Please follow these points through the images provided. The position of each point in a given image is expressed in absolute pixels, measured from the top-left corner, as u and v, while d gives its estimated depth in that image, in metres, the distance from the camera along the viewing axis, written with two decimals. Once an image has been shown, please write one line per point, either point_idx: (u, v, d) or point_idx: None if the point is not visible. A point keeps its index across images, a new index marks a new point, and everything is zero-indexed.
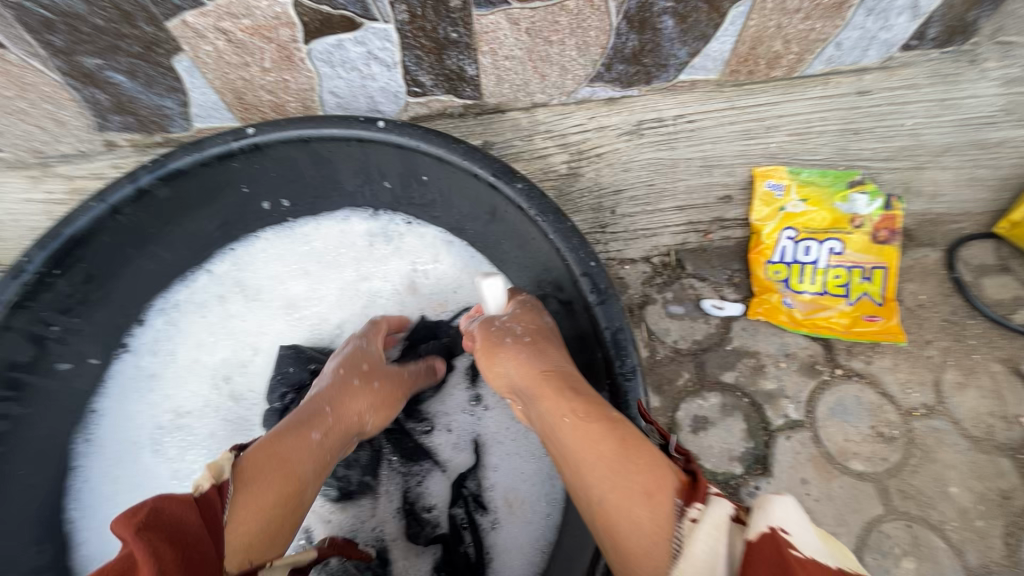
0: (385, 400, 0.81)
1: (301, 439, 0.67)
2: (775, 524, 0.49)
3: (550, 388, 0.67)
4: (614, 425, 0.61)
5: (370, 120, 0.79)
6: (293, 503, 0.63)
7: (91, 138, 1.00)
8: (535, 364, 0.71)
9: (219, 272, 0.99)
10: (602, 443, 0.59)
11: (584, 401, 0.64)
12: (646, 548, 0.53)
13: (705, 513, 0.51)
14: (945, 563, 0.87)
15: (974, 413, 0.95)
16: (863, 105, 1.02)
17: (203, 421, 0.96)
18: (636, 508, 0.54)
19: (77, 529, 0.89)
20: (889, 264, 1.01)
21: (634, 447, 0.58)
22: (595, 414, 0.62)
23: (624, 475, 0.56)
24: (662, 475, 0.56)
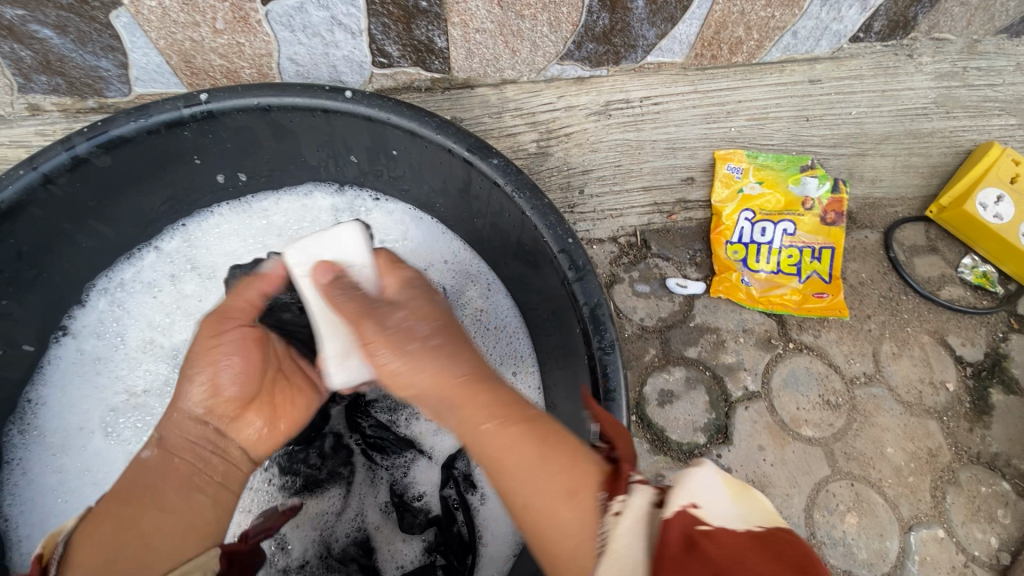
0: (211, 374, 0.64)
1: (130, 470, 0.61)
2: (686, 501, 0.44)
3: (466, 387, 0.55)
4: (534, 422, 0.53)
5: (337, 90, 0.76)
6: (151, 517, 0.55)
7: (11, 100, 0.90)
8: (455, 343, 0.60)
9: (169, 250, 0.92)
10: (521, 445, 0.50)
11: (501, 399, 0.54)
12: (574, 552, 0.46)
13: (626, 504, 0.46)
14: (882, 516, 0.95)
15: (906, 379, 1.04)
16: (813, 93, 1.08)
17: (166, 402, 0.87)
18: (560, 510, 0.47)
19: (16, 526, 0.79)
20: (836, 244, 1.08)
21: (555, 448, 0.51)
22: (518, 414, 0.53)
23: (545, 476, 0.49)
24: (586, 470, 0.49)
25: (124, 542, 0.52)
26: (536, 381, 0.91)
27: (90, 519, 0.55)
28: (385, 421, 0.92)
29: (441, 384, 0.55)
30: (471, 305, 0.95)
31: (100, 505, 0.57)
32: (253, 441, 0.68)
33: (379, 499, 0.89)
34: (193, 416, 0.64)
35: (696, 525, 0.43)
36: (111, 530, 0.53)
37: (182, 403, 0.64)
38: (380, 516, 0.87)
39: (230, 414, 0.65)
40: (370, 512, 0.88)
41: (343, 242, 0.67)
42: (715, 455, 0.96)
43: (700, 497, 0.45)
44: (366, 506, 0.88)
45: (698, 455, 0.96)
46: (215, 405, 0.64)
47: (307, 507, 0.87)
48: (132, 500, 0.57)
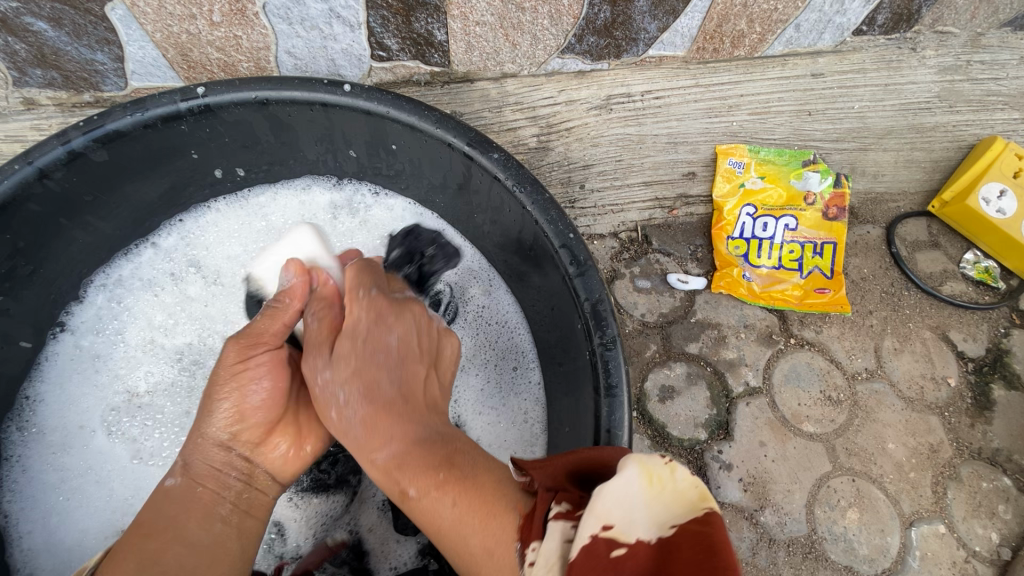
0: (239, 399, 0.61)
1: (153, 499, 0.59)
2: (594, 527, 0.40)
3: (375, 439, 0.52)
4: (444, 476, 0.49)
5: (335, 84, 0.75)
6: (174, 552, 0.54)
7: (6, 94, 0.89)
8: (378, 388, 0.53)
9: (166, 246, 0.92)
10: (437, 504, 0.48)
11: (415, 448, 0.51)
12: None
13: (538, 552, 0.42)
14: (883, 511, 0.95)
15: (908, 375, 1.04)
16: (816, 87, 1.08)
17: (174, 401, 0.87)
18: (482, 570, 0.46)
19: (15, 522, 0.79)
20: (838, 239, 1.07)
21: (471, 503, 0.48)
22: (429, 471, 0.49)
23: (462, 536, 0.47)
24: (499, 519, 0.47)
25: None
26: (537, 378, 0.90)
27: (113, 555, 0.54)
28: None
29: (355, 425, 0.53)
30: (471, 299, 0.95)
31: (122, 540, 0.56)
32: (281, 464, 0.65)
33: (378, 497, 0.88)
34: (219, 442, 0.61)
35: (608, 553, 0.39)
36: (134, 564, 0.52)
37: (209, 429, 0.61)
38: (378, 515, 0.87)
39: (255, 440, 0.63)
40: (368, 511, 0.87)
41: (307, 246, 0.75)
42: (716, 451, 0.95)
43: (610, 516, 0.40)
44: (365, 504, 0.87)
45: (699, 451, 0.95)
46: (240, 431, 0.62)
47: (309, 500, 0.86)
48: (154, 535, 0.55)
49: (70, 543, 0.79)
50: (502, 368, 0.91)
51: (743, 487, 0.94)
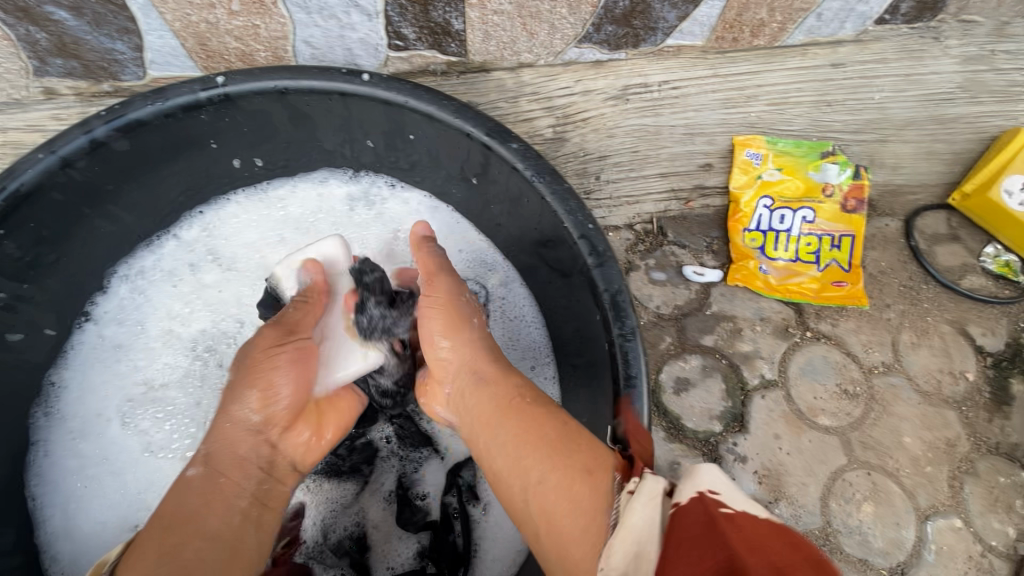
0: (267, 382, 0.69)
1: (175, 489, 0.63)
2: (703, 488, 0.48)
3: (503, 376, 0.69)
4: (556, 414, 0.64)
5: (354, 73, 0.75)
6: (196, 544, 0.57)
7: (28, 84, 0.89)
8: (489, 355, 0.72)
9: (188, 238, 0.92)
10: (545, 427, 0.61)
11: (531, 390, 0.68)
12: (584, 528, 0.52)
13: (640, 484, 0.51)
14: (899, 505, 0.95)
15: (925, 369, 1.03)
16: (835, 77, 1.06)
17: (185, 392, 0.89)
18: (577, 486, 0.55)
19: (40, 505, 0.80)
20: (856, 232, 1.06)
21: (574, 435, 0.61)
22: (542, 407, 0.65)
23: (565, 457, 0.58)
24: (601, 456, 0.58)
25: (171, 565, 0.54)
26: (553, 373, 0.90)
27: (133, 547, 0.57)
28: (408, 412, 0.89)
29: (478, 375, 0.70)
30: (485, 288, 0.94)
31: (142, 534, 0.58)
32: (302, 450, 0.72)
33: (384, 489, 0.88)
34: (248, 426, 0.68)
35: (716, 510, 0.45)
36: (156, 552, 0.55)
37: (238, 412, 0.68)
38: (383, 507, 0.86)
39: (283, 424, 0.70)
40: (374, 504, 0.86)
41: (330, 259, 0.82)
42: (731, 444, 0.95)
43: (718, 487, 0.48)
44: (372, 495, 0.87)
45: (714, 443, 0.95)
46: (272, 413, 0.69)
47: (320, 485, 0.86)
48: (178, 526, 0.59)
49: (89, 530, 0.81)
50: (519, 367, 0.92)
51: (758, 479, 0.94)
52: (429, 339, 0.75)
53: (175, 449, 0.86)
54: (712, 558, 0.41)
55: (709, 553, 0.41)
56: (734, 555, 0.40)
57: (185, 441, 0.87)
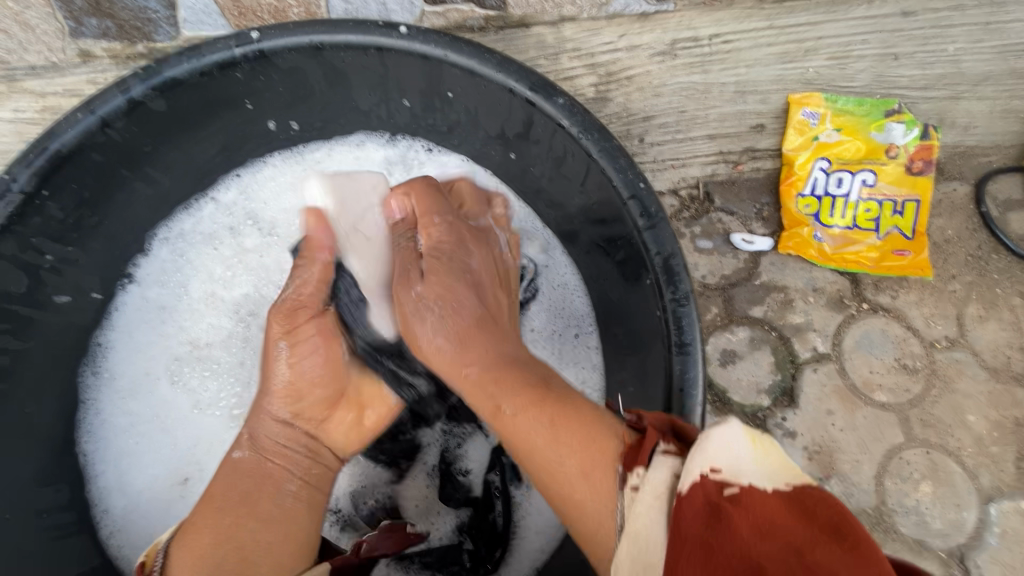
0: (294, 385, 0.63)
1: (224, 470, 0.61)
2: (708, 466, 0.41)
3: (481, 382, 0.55)
4: (540, 399, 0.51)
5: (391, 26, 0.71)
6: (250, 528, 0.56)
7: (65, 46, 0.88)
8: (459, 361, 0.57)
9: (226, 201, 0.92)
10: (528, 427, 0.49)
11: (508, 380, 0.53)
12: (594, 533, 0.45)
13: (645, 478, 0.43)
14: (960, 485, 0.90)
15: (993, 344, 0.97)
16: (906, 27, 0.99)
17: (230, 352, 0.89)
18: (577, 491, 0.46)
19: (91, 462, 0.81)
20: (922, 196, 0.99)
21: (565, 424, 0.49)
22: (527, 394, 0.51)
23: (558, 461, 0.47)
24: (601, 447, 0.47)
25: (226, 551, 0.54)
26: (596, 343, 0.87)
27: (185, 524, 0.57)
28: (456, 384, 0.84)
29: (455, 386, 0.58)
30: (529, 259, 0.90)
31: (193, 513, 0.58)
32: (344, 435, 0.68)
33: (426, 463, 0.84)
34: (279, 423, 0.63)
35: (721, 491, 0.40)
36: (211, 535, 0.55)
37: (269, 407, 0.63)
38: (424, 483, 0.83)
39: (321, 415, 0.65)
40: (414, 480, 0.83)
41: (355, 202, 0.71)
42: (780, 419, 0.91)
43: (719, 458, 0.42)
44: (414, 469, 0.84)
45: (762, 418, 0.92)
46: (303, 407, 0.63)
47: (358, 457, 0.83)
48: (231, 508, 0.57)
49: (141, 484, 0.82)
50: (562, 337, 0.89)
51: (808, 455, 0.91)
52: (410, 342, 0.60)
53: (223, 406, 0.87)
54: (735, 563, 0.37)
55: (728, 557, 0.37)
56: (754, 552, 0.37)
57: (231, 400, 0.87)
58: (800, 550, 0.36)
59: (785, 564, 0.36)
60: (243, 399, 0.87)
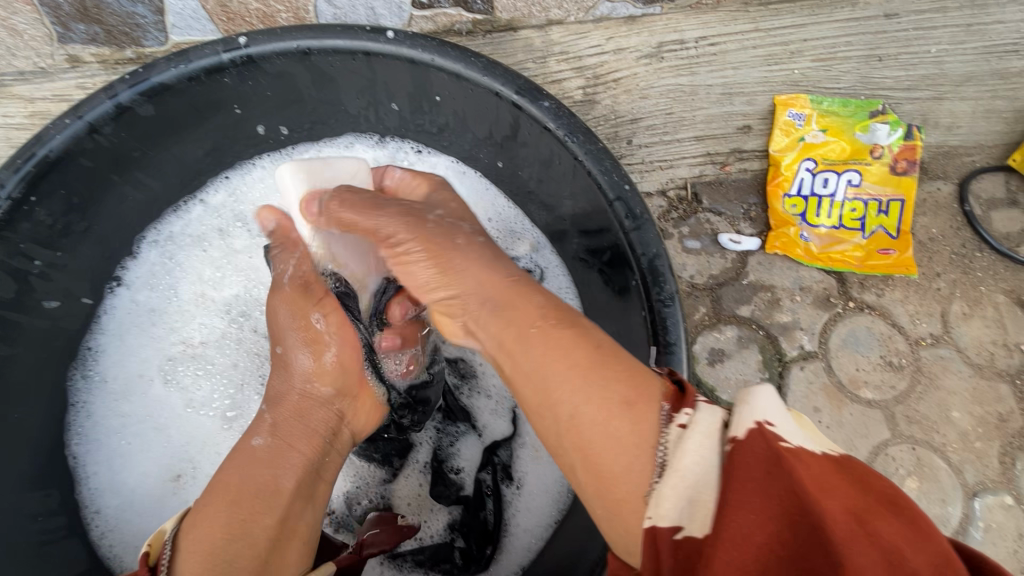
0: (326, 359, 0.69)
1: (241, 459, 0.60)
2: (761, 417, 0.39)
3: (519, 295, 0.51)
4: (587, 330, 0.48)
5: (379, 31, 0.72)
6: (264, 523, 0.55)
7: (52, 52, 0.89)
8: (494, 271, 0.53)
9: (214, 203, 0.92)
10: (575, 350, 0.46)
11: (553, 303, 0.50)
12: (626, 467, 0.41)
13: (694, 418, 0.41)
14: (945, 481, 0.91)
15: (977, 341, 0.98)
16: (889, 29, 1.01)
17: (223, 354, 0.90)
18: (616, 420, 0.42)
19: (82, 463, 0.81)
20: (906, 196, 1.00)
21: (610, 355, 0.46)
22: (571, 321, 0.49)
23: (601, 386, 0.44)
24: (644, 383, 0.45)
25: (236, 545, 0.52)
26: None
27: (193, 514, 0.55)
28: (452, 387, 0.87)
29: (488, 302, 0.51)
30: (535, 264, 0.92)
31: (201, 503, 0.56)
32: (361, 421, 0.73)
33: (419, 461, 0.85)
34: (319, 399, 0.68)
35: (777, 444, 0.38)
36: (221, 528, 0.53)
37: (298, 381, 0.68)
38: (417, 482, 0.84)
39: (352, 395, 0.71)
40: (408, 478, 0.85)
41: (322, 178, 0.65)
42: None
43: (769, 414, 0.40)
44: (407, 468, 0.85)
45: None
46: (340, 385, 0.69)
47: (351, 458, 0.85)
48: (243, 500, 0.56)
49: (132, 483, 0.83)
50: None
51: None
52: (418, 281, 0.56)
53: (217, 407, 0.88)
54: (789, 516, 0.35)
55: (784, 510, 0.35)
56: (815, 507, 0.34)
57: (224, 401, 0.88)
58: (862, 518, 0.34)
59: (851, 529, 0.33)
60: (235, 400, 0.88)
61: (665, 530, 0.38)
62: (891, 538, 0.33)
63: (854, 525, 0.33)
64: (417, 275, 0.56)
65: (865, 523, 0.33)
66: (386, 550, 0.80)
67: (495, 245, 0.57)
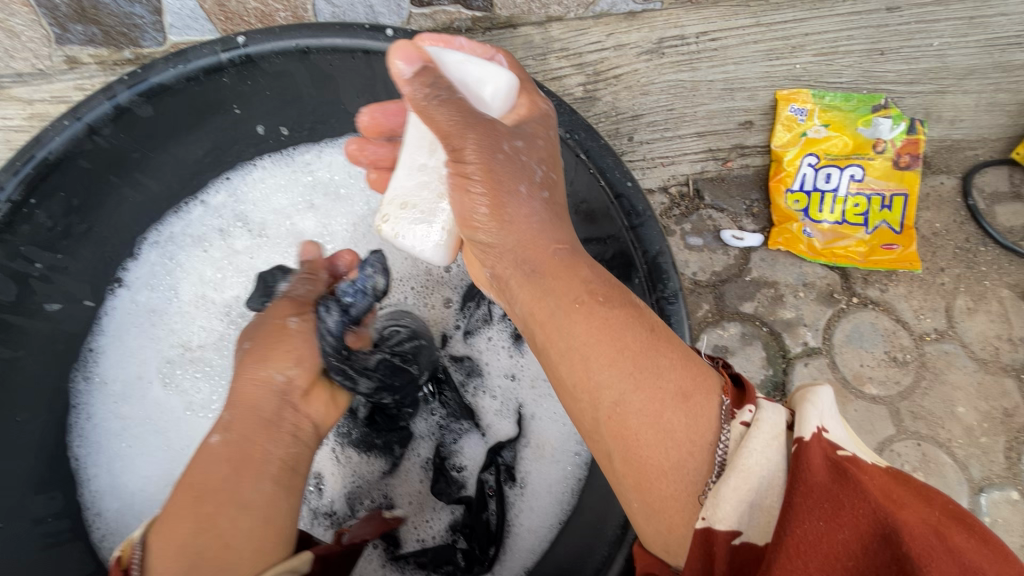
0: (290, 345, 0.61)
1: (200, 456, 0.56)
2: (822, 424, 0.40)
3: (566, 269, 0.52)
4: (639, 314, 0.49)
5: (377, 29, 0.71)
6: (228, 514, 0.51)
7: (50, 53, 0.88)
8: (544, 237, 0.54)
9: (214, 204, 0.92)
10: (627, 333, 0.47)
11: (601, 280, 0.52)
12: (672, 456, 0.43)
13: (757, 416, 0.42)
14: (950, 476, 0.91)
15: (982, 336, 0.97)
16: (890, 22, 1.00)
17: (221, 355, 0.90)
18: (669, 411, 0.44)
19: (83, 466, 0.81)
20: (910, 190, 0.99)
21: (662, 343, 0.47)
22: (622, 304, 0.50)
23: (654, 374, 0.45)
24: (701, 375, 0.46)
25: (203, 540, 0.50)
26: None
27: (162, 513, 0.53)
28: (458, 383, 0.87)
29: (528, 266, 0.53)
30: None
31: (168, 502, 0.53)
32: (322, 415, 0.64)
33: (422, 458, 0.86)
34: (273, 387, 0.59)
35: (836, 452, 0.38)
36: (187, 523, 0.50)
37: (261, 372, 0.60)
38: (418, 478, 0.84)
39: (305, 386, 0.62)
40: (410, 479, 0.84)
41: (407, 146, 0.62)
42: None
43: (826, 419, 0.40)
44: (408, 465, 0.85)
45: None
46: (294, 374, 0.61)
47: (351, 456, 0.85)
48: (205, 494, 0.52)
49: (134, 486, 0.82)
50: None
51: None
52: (467, 212, 0.56)
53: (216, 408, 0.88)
54: (860, 525, 0.35)
55: (858, 519, 0.35)
56: (890, 519, 0.35)
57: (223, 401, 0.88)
58: (938, 531, 0.34)
59: (926, 542, 0.33)
60: None
61: (722, 534, 0.39)
62: (966, 552, 0.33)
63: (930, 536, 0.34)
64: (469, 207, 0.56)
65: (941, 537, 0.34)
66: (388, 553, 0.80)
67: (554, 209, 0.58)
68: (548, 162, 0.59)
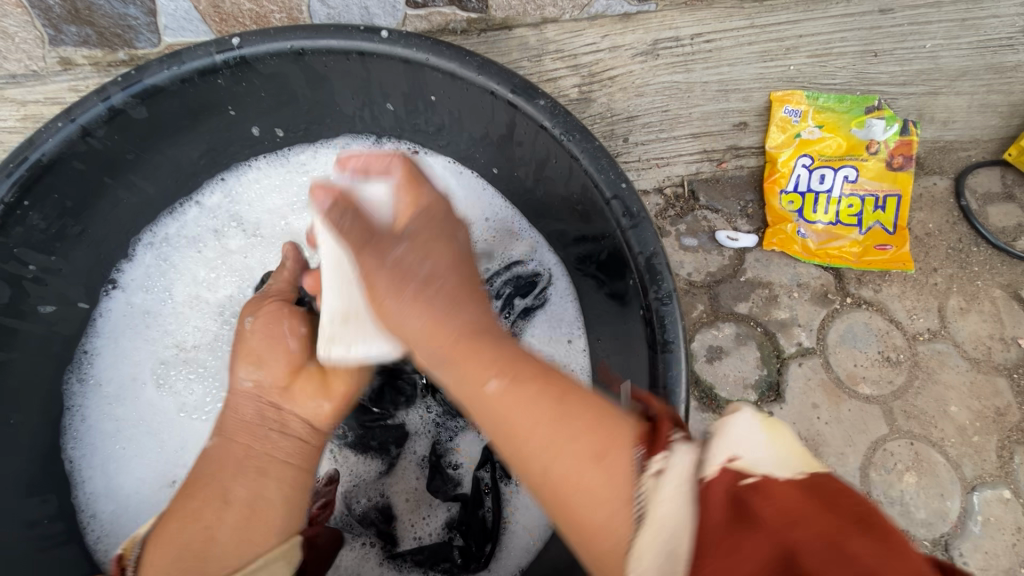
0: (250, 348, 0.60)
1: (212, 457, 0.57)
2: (730, 454, 0.37)
3: (471, 348, 0.44)
4: (546, 376, 0.44)
5: (372, 30, 0.71)
6: (213, 507, 0.53)
7: (44, 54, 0.88)
8: (455, 312, 0.45)
9: (210, 205, 0.92)
10: (535, 403, 0.42)
11: (505, 350, 0.45)
12: (605, 520, 0.39)
13: (668, 463, 0.38)
14: (943, 475, 0.92)
15: (975, 335, 0.98)
16: (885, 24, 0.92)
17: (216, 355, 0.89)
18: (586, 475, 0.40)
19: (78, 467, 0.81)
20: (902, 191, 1.00)
21: (569, 403, 0.43)
22: (528, 366, 0.44)
23: (568, 439, 0.41)
24: (614, 429, 0.42)
25: (190, 533, 0.52)
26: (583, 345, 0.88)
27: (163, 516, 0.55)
28: None
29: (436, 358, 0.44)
30: (546, 268, 0.92)
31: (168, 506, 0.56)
32: (314, 411, 0.58)
33: (418, 456, 0.85)
34: (249, 392, 0.59)
35: (740, 480, 0.35)
36: (179, 520, 0.53)
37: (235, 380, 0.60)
38: (415, 476, 0.84)
39: (281, 384, 0.58)
40: (406, 477, 0.84)
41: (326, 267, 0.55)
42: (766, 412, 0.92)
43: (734, 446, 0.37)
44: (404, 462, 0.85)
45: None
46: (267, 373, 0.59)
47: (347, 455, 0.84)
48: (196, 492, 0.55)
49: (129, 487, 0.81)
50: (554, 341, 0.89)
51: None
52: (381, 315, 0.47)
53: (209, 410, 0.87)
54: (763, 557, 0.31)
55: (757, 552, 0.31)
56: (787, 540, 0.31)
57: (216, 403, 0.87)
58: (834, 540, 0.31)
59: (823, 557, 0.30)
60: None
61: None
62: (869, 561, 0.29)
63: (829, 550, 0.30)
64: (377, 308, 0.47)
65: (842, 551, 0.30)
66: (385, 551, 0.80)
67: (461, 276, 0.47)
68: (445, 246, 0.49)
